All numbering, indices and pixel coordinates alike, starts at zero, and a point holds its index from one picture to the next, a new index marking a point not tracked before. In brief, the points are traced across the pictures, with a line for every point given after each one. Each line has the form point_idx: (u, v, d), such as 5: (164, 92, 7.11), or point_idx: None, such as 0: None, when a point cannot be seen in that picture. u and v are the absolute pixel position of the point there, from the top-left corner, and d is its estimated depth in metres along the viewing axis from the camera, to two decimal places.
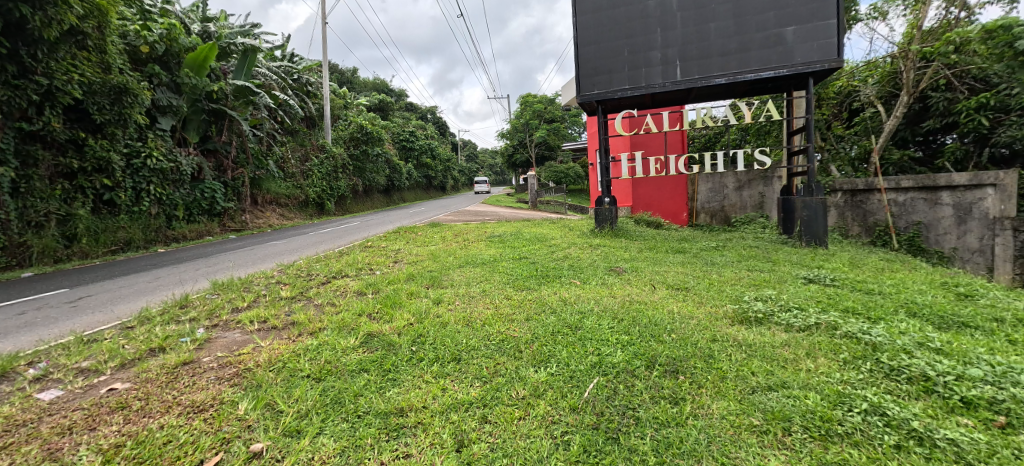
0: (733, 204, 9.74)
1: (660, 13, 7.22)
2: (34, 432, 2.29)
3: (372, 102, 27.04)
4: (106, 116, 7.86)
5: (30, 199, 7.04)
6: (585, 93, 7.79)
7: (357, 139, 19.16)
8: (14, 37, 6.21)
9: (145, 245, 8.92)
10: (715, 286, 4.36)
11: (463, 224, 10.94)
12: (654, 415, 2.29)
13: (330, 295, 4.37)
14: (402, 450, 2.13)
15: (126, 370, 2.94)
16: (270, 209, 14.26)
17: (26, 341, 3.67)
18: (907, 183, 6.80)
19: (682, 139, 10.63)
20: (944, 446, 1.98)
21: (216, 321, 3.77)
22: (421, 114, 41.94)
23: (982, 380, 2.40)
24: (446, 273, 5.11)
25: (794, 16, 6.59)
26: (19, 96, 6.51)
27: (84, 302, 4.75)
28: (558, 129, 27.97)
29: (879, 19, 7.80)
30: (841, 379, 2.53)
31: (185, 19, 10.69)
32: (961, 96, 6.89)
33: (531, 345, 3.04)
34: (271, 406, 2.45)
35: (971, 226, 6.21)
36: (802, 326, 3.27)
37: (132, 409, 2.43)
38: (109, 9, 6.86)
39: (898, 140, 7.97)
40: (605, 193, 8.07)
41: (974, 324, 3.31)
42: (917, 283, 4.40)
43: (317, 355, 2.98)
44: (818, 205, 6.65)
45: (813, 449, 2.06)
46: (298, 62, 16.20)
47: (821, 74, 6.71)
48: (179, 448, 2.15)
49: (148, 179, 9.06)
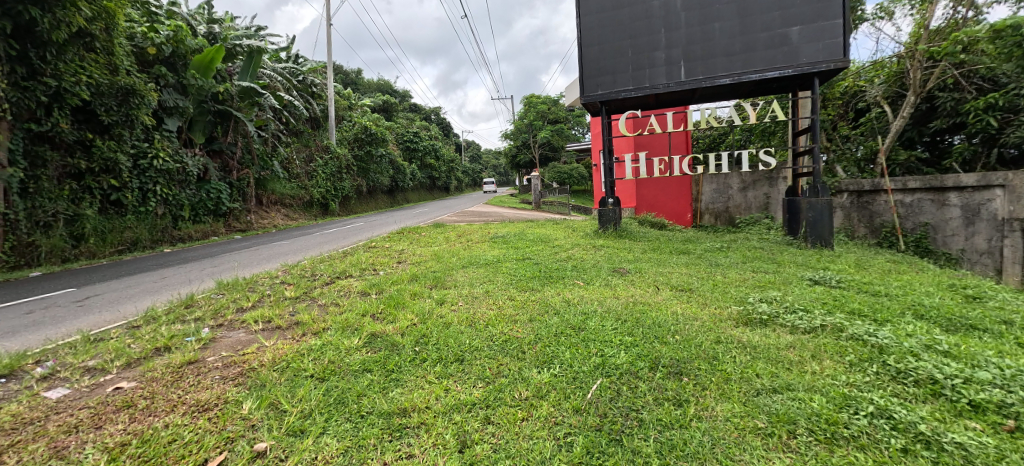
0: (738, 205, 9.69)
1: (664, 13, 7.20)
2: (41, 430, 2.31)
3: (377, 103, 27.17)
4: (113, 118, 7.92)
5: (38, 199, 7.13)
6: (589, 94, 7.79)
7: (362, 140, 19.24)
8: (24, 39, 6.36)
9: (152, 245, 8.99)
10: (719, 288, 4.33)
11: (466, 224, 10.94)
12: (658, 417, 2.28)
13: (334, 295, 4.38)
14: (405, 450, 2.13)
15: (132, 369, 2.96)
16: (275, 209, 14.33)
17: (34, 340, 3.69)
18: (914, 184, 6.76)
19: (686, 139, 10.60)
20: (952, 450, 1.96)
21: (220, 320, 3.79)
22: (425, 115, 42.07)
23: (989, 383, 2.38)
24: (450, 274, 5.11)
25: (799, 16, 6.55)
26: (28, 98, 6.58)
27: (92, 301, 4.82)
28: (562, 129, 27.99)
29: (886, 19, 7.75)
30: (847, 382, 2.51)
31: (191, 21, 10.80)
32: (969, 97, 6.81)
33: (533, 346, 3.04)
34: (274, 406, 2.46)
35: (979, 227, 6.13)
36: (808, 328, 3.25)
37: (138, 407, 2.45)
38: (116, 10, 6.90)
39: (905, 141, 7.91)
40: (609, 193, 8.04)
41: (983, 326, 3.28)
42: (924, 285, 4.37)
43: (320, 355, 2.98)
44: (824, 206, 6.61)
45: (818, 452, 2.04)
46: (303, 64, 16.85)
47: (827, 74, 6.66)
48: (184, 447, 2.16)
49: (155, 180, 9.13)
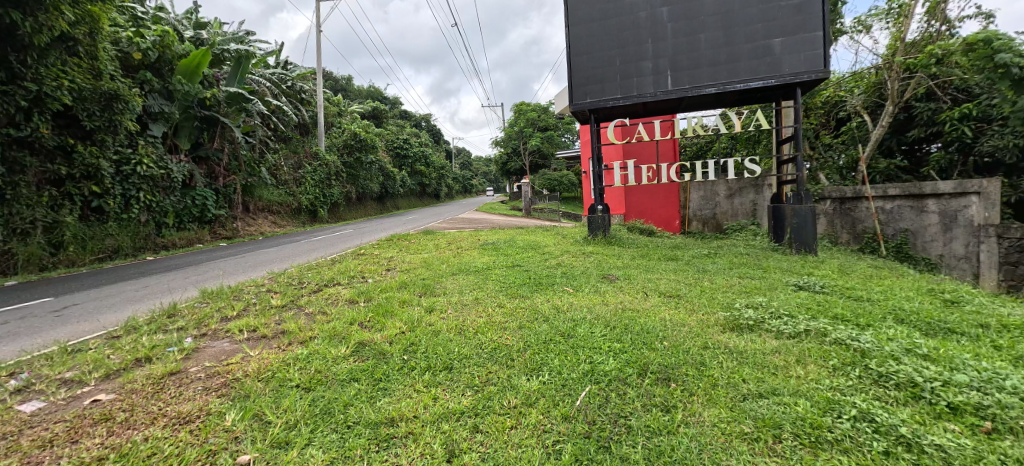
0: (725, 212, 9.83)
1: (651, 24, 7.32)
2: (14, 445, 2.24)
3: (366, 110, 27.20)
4: (96, 123, 7.76)
5: (16, 206, 6.93)
6: (578, 102, 7.86)
7: (351, 147, 19.13)
8: (3, 43, 6.14)
9: (134, 253, 8.77)
10: (706, 293, 4.39)
11: (456, 231, 10.93)
12: (646, 423, 2.29)
13: (322, 303, 4.34)
14: (392, 460, 2.11)
15: (111, 381, 2.88)
16: (262, 217, 14.13)
17: (8, 350, 3.62)
18: (894, 191, 6.90)
19: (673, 147, 10.72)
20: (932, 452, 2.00)
21: (205, 330, 3.72)
22: (415, 122, 41.96)
23: (967, 386, 2.43)
24: (439, 282, 5.08)
25: (781, 28, 6.71)
26: (7, 103, 6.44)
27: (69, 311, 4.67)
28: (552, 136, 28.06)
29: (864, 32, 7.97)
30: (831, 386, 2.55)
31: (178, 26, 10.83)
32: (945, 106, 7.06)
33: (523, 354, 3.03)
34: (259, 417, 2.41)
35: (957, 233, 6.32)
36: (792, 332, 3.30)
37: (117, 420, 2.39)
38: (100, 15, 6.76)
39: (884, 149, 8.13)
40: (598, 200, 8.07)
41: (960, 330, 3.36)
42: (904, 290, 4.46)
43: (307, 364, 2.94)
44: (808, 212, 6.70)
45: (804, 456, 2.07)
46: (292, 69, 16.81)
47: (810, 85, 6.81)
48: (165, 460, 2.12)
49: (138, 186, 8.97)
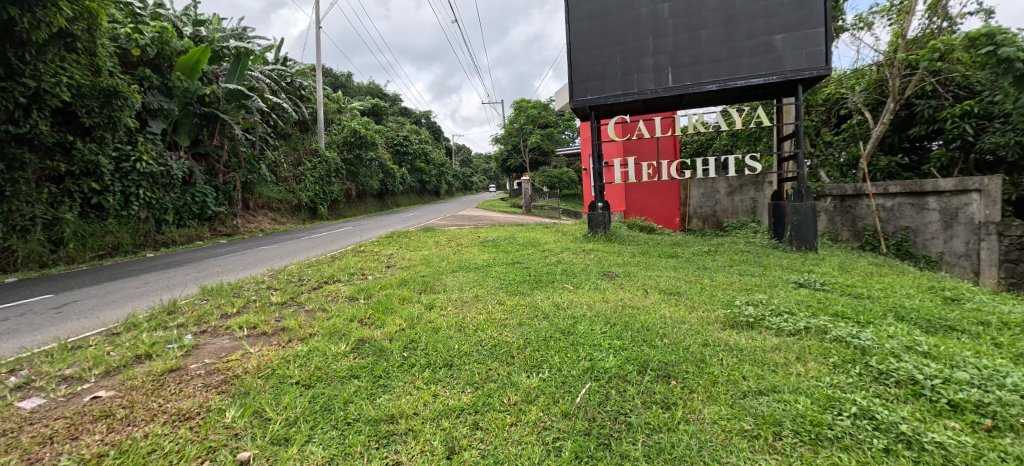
0: (726, 209, 9.80)
1: (652, 20, 7.29)
2: (14, 442, 2.25)
3: (365, 106, 27.10)
4: (95, 119, 7.75)
5: (15, 202, 6.93)
6: (579, 99, 7.84)
7: (351, 144, 19.07)
8: (2, 38, 6.13)
9: (134, 250, 8.76)
10: (706, 291, 4.37)
11: (456, 228, 10.91)
12: (646, 421, 2.30)
13: (322, 301, 4.33)
14: (392, 458, 2.11)
15: (110, 377, 2.88)
16: (262, 213, 14.09)
17: (9, 348, 3.60)
18: (894, 189, 6.87)
19: (674, 145, 10.75)
20: (933, 449, 2.00)
21: (204, 327, 3.72)
22: (415, 119, 41.82)
23: (968, 383, 2.43)
24: (439, 279, 5.07)
25: (782, 24, 6.68)
26: (5, 98, 6.41)
27: (69, 308, 4.68)
28: (552, 133, 27.92)
29: (865, 29, 7.95)
30: (831, 383, 2.55)
31: (178, 22, 10.82)
32: (946, 103, 7.05)
33: (523, 351, 3.03)
34: (259, 414, 2.41)
35: (958, 230, 6.32)
36: (792, 330, 3.29)
37: (116, 417, 2.39)
38: (99, 11, 6.73)
39: (886, 147, 8.11)
40: (598, 197, 8.04)
41: (961, 327, 3.36)
42: (905, 287, 4.44)
43: (307, 361, 2.94)
44: (809, 210, 6.69)
45: (803, 454, 2.07)
46: (292, 66, 16.81)
47: (812, 81, 6.77)
48: (165, 457, 2.12)
49: (138, 183, 8.93)
